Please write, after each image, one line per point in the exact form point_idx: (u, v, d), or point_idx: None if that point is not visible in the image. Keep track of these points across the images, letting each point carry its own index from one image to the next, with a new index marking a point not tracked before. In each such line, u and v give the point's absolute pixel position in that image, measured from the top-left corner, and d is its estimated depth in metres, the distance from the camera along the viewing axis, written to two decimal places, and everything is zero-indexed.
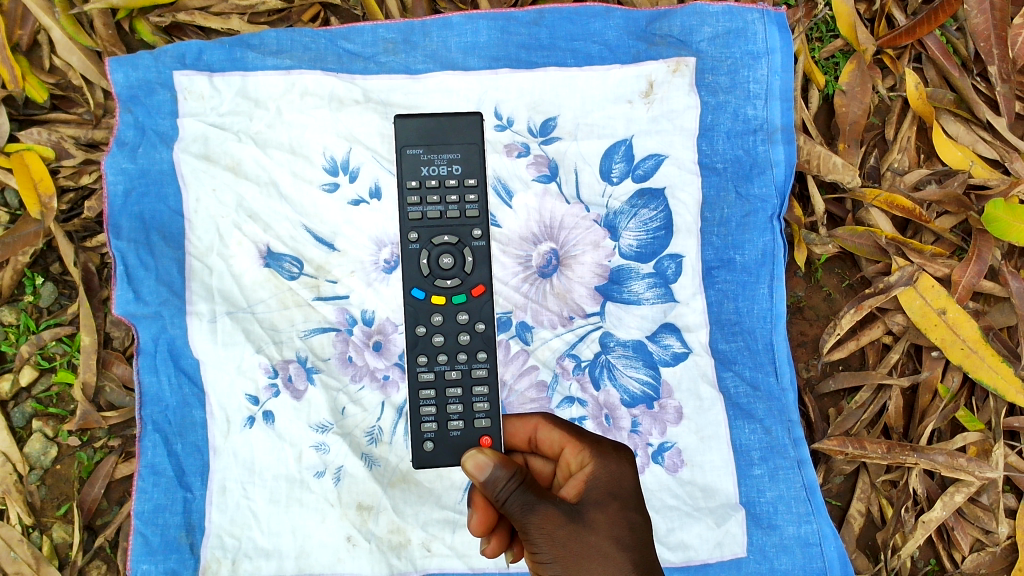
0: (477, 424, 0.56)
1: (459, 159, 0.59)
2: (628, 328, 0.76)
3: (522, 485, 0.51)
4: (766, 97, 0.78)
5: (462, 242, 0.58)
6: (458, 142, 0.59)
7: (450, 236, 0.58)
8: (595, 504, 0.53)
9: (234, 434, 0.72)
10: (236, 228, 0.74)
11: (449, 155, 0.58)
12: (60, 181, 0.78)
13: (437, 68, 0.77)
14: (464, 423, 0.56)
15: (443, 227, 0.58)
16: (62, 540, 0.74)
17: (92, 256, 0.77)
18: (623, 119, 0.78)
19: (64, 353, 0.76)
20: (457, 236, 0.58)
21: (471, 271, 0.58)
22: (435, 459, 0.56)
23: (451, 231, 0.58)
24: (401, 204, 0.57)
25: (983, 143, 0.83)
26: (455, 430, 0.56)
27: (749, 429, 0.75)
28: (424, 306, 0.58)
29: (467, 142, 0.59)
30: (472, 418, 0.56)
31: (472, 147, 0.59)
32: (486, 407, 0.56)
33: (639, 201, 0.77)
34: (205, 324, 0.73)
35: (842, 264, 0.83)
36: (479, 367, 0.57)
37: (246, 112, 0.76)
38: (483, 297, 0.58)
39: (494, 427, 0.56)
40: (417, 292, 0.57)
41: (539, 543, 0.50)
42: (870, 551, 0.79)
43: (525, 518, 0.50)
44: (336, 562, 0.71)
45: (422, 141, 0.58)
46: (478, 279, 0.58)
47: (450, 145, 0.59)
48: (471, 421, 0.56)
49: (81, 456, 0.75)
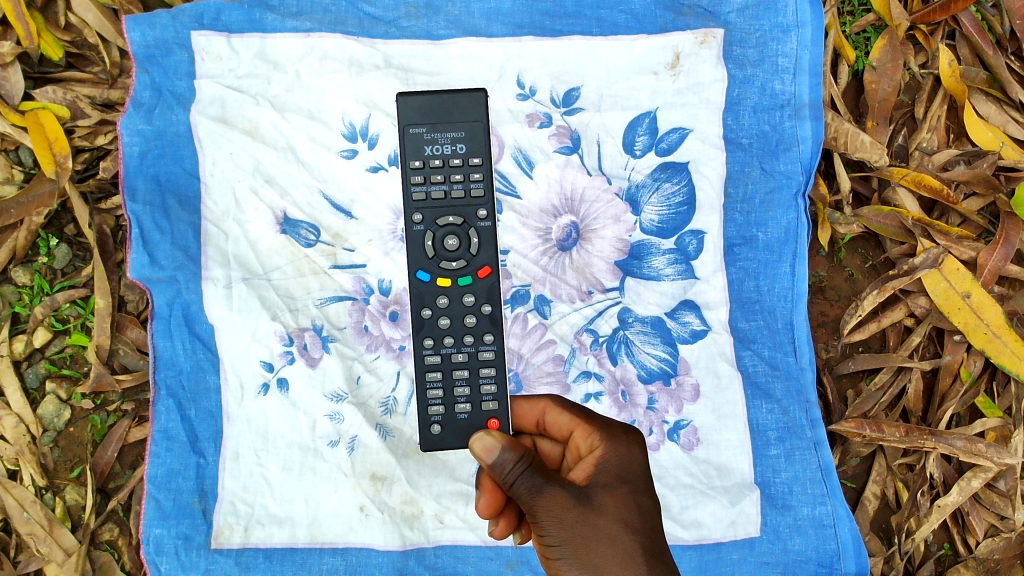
0: (485, 406, 0.55)
1: (463, 138, 0.57)
2: (647, 304, 0.75)
3: (530, 467, 0.50)
4: (794, 71, 0.76)
5: (468, 222, 0.57)
6: (462, 120, 0.57)
7: (454, 218, 0.57)
8: (605, 487, 0.52)
9: (249, 401, 0.72)
10: (252, 193, 0.73)
11: (453, 133, 0.57)
12: (76, 141, 0.77)
13: (460, 34, 0.76)
14: (472, 405, 0.55)
15: (448, 207, 0.57)
16: (74, 502, 0.74)
17: (107, 218, 0.76)
18: (648, 90, 0.76)
19: (77, 316, 0.76)
20: (462, 216, 0.57)
21: (477, 252, 0.57)
22: (442, 442, 0.55)
23: (456, 212, 0.57)
24: (405, 184, 0.56)
25: (1014, 124, 0.81)
26: (463, 412, 0.55)
27: (766, 408, 0.74)
28: (430, 288, 0.57)
29: (471, 120, 0.57)
30: (480, 401, 0.55)
31: (476, 124, 0.57)
32: (494, 389, 0.55)
33: (662, 174, 0.76)
34: (220, 290, 0.72)
35: (866, 245, 0.81)
36: (486, 350, 0.56)
37: (264, 75, 0.74)
38: (490, 278, 0.57)
39: (502, 409, 0.55)
40: (423, 275, 0.56)
41: (546, 527, 0.50)
42: (884, 533, 0.79)
43: (533, 500, 0.50)
44: (348, 531, 0.71)
45: (425, 119, 0.57)
46: (484, 260, 0.57)
47: (453, 123, 0.57)
48: (479, 404, 0.55)
49: (94, 419, 0.75)
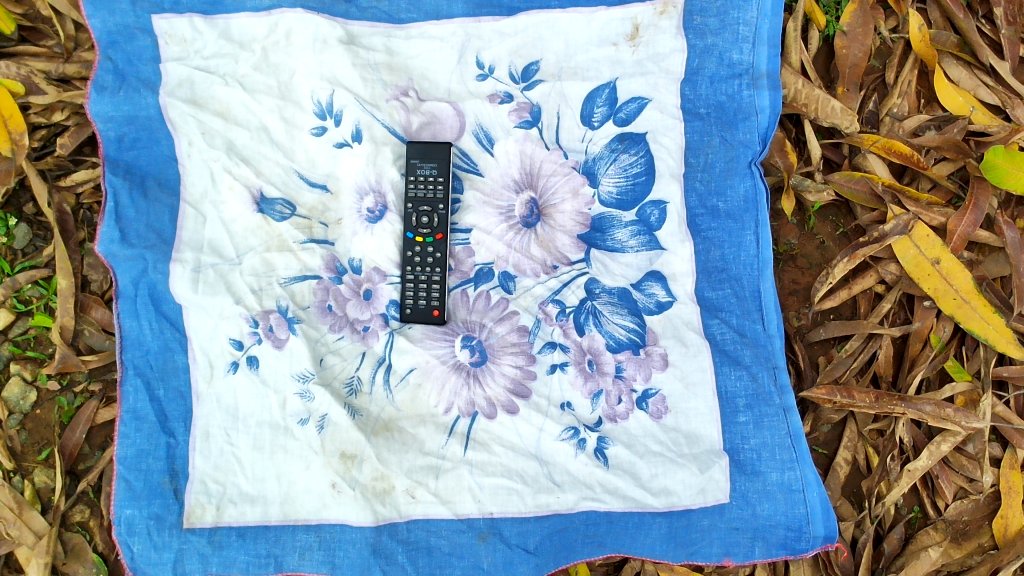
0: (431, 300, 0.71)
1: (436, 170, 0.72)
2: (614, 275, 0.74)
3: None
4: (753, 40, 0.75)
5: (432, 209, 0.71)
6: (438, 160, 0.72)
7: (425, 205, 0.71)
8: None
9: (218, 379, 0.71)
10: (227, 172, 0.73)
11: (431, 166, 0.72)
12: (32, 118, 0.75)
13: (422, 19, 0.74)
14: (423, 298, 0.71)
15: (422, 202, 0.72)
16: (44, 484, 0.73)
17: (67, 197, 0.76)
18: (608, 62, 0.75)
19: (41, 297, 0.75)
20: (432, 206, 0.71)
21: (436, 224, 0.71)
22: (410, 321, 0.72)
23: (427, 202, 0.71)
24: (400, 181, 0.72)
25: (985, 89, 0.81)
26: (417, 302, 0.72)
27: (735, 375, 0.74)
28: (408, 242, 0.72)
29: (443, 161, 0.72)
30: (428, 296, 0.71)
31: (448, 158, 0.72)
32: (438, 292, 0.71)
33: (619, 145, 0.75)
34: (187, 272, 0.71)
35: (837, 212, 0.82)
36: (435, 277, 0.71)
37: (231, 55, 0.73)
38: (442, 243, 0.71)
39: (444, 303, 0.71)
40: (407, 234, 0.72)
41: None
42: (855, 498, 0.80)
43: None
44: (321, 508, 0.70)
45: (419, 154, 0.72)
46: (440, 229, 0.71)
47: (434, 159, 0.72)
48: (427, 298, 0.71)
49: (61, 400, 0.74)
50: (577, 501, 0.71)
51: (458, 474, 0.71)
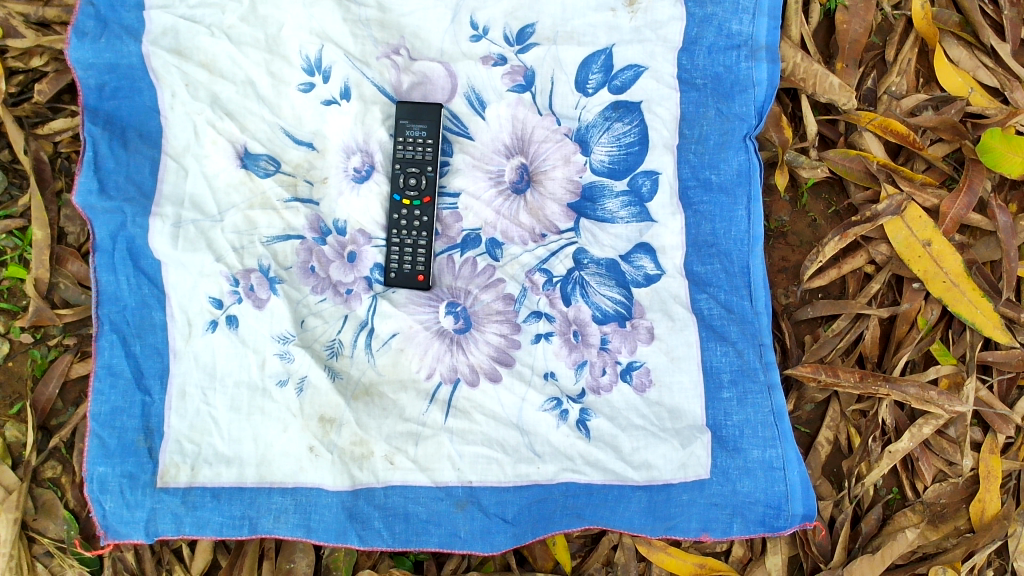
0: (416, 265, 0.70)
1: (426, 131, 0.70)
2: (603, 246, 0.73)
3: None
4: (753, 12, 0.74)
5: (421, 171, 0.70)
6: (428, 121, 0.70)
7: (413, 166, 0.70)
8: None
9: (196, 338, 0.70)
10: (211, 126, 0.71)
11: (420, 127, 0.70)
12: (9, 62, 0.73)
13: None
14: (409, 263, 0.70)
15: (410, 164, 0.70)
16: (14, 439, 0.71)
17: (44, 144, 0.74)
18: (605, 27, 0.74)
19: (15, 247, 0.73)
20: (420, 167, 0.70)
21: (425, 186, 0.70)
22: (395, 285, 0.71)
23: (416, 163, 0.70)
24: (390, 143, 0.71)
25: (984, 70, 0.80)
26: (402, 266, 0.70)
27: (720, 351, 0.73)
28: (396, 206, 0.71)
29: (433, 122, 0.70)
30: (413, 260, 0.70)
31: (439, 119, 0.70)
32: (424, 257, 0.70)
33: (613, 113, 0.74)
34: (167, 227, 0.69)
35: (830, 190, 0.81)
36: (421, 241, 0.70)
37: (218, 4, 0.71)
38: (430, 206, 0.70)
39: (429, 268, 0.70)
40: (394, 195, 0.71)
41: None
42: (834, 478, 0.80)
43: None
44: (298, 471, 0.69)
45: (408, 115, 0.70)
46: (428, 191, 0.70)
47: (424, 120, 0.70)
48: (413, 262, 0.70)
49: (34, 354, 0.72)
50: (557, 472, 0.71)
51: (438, 442, 0.70)
